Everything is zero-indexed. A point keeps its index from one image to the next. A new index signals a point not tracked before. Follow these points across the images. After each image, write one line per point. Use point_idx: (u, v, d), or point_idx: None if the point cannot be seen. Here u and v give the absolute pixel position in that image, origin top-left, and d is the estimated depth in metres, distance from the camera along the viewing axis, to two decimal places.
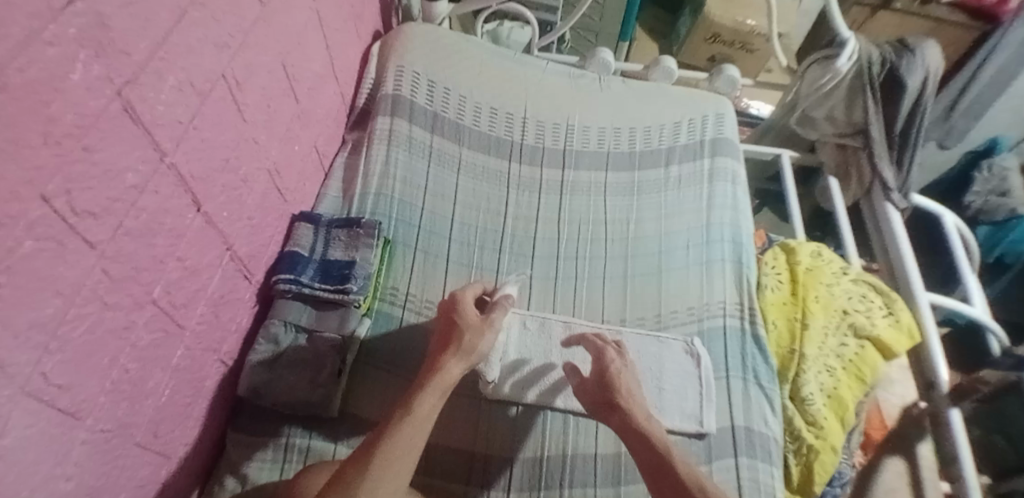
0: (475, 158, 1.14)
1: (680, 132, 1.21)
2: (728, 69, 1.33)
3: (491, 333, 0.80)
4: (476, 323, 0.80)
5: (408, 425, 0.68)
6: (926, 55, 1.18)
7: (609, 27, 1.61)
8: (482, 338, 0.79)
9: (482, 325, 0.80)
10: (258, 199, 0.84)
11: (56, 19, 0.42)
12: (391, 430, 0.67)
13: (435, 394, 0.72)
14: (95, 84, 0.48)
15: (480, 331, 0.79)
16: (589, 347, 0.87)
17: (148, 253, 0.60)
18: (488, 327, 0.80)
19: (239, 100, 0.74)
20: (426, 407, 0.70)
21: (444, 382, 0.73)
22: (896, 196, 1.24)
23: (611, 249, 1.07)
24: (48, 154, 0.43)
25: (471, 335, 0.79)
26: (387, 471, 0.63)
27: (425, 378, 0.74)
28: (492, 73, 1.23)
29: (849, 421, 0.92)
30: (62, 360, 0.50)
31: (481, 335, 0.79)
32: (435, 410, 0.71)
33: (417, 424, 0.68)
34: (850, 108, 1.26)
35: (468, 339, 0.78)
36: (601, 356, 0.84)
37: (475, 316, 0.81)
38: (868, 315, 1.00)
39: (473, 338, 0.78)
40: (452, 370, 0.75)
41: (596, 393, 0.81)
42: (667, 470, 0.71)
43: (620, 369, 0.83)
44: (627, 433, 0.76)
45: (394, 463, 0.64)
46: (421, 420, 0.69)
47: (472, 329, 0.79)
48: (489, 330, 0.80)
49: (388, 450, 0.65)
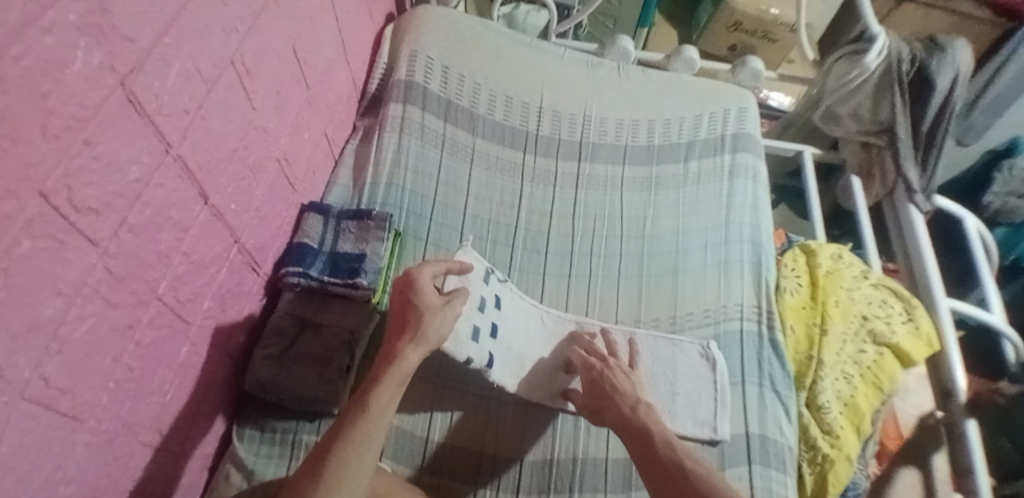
0: (489, 149, 1.11)
1: (700, 126, 1.17)
2: (751, 61, 1.28)
3: (451, 316, 0.74)
4: (437, 305, 0.73)
5: (368, 420, 0.62)
6: (958, 52, 1.14)
7: (628, 13, 1.57)
8: (442, 321, 0.72)
9: (443, 308, 0.73)
10: (267, 189, 0.82)
11: (54, 4, 0.39)
12: (347, 428, 0.61)
13: (392, 384, 0.65)
14: (97, 73, 0.45)
15: (441, 313, 0.73)
16: (576, 361, 0.86)
17: (153, 248, 0.57)
18: (448, 310, 0.73)
19: (248, 87, 0.71)
20: (379, 405, 0.63)
21: (399, 372, 0.66)
22: (920, 198, 1.20)
23: (626, 246, 1.05)
24: (48, 149, 0.41)
25: (431, 317, 0.71)
26: (341, 478, 0.58)
27: (380, 369, 0.67)
28: (507, 59, 1.18)
29: (865, 430, 0.89)
30: (64, 361, 0.48)
31: (441, 317, 0.72)
32: (393, 407, 0.64)
33: (371, 422, 0.62)
34: (876, 106, 1.22)
35: (427, 323, 0.71)
36: (588, 367, 0.83)
37: (435, 297, 0.74)
38: (887, 321, 0.97)
39: (432, 320, 0.71)
40: (409, 358, 0.68)
41: (589, 399, 0.80)
42: (660, 463, 0.68)
43: (602, 372, 0.81)
44: (619, 428, 0.74)
45: (350, 463, 0.59)
46: (374, 417, 0.62)
47: (431, 311, 0.72)
48: (448, 311, 0.73)
49: (344, 452, 0.59)
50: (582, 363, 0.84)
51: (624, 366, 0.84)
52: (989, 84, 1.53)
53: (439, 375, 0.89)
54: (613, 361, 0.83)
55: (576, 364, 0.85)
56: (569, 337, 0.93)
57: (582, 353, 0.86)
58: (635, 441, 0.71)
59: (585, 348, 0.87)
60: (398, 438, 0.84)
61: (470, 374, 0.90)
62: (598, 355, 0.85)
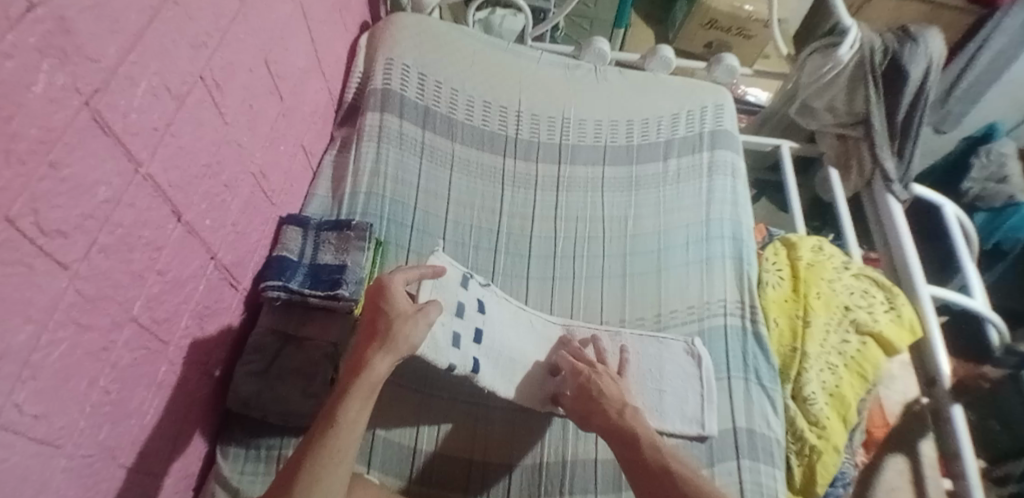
0: (468, 154, 1.11)
1: (678, 124, 1.18)
2: (726, 58, 1.29)
3: (423, 324, 0.71)
4: (408, 312, 0.71)
5: (340, 432, 0.61)
6: (930, 42, 1.15)
7: (603, 14, 1.58)
8: (413, 328, 0.70)
9: (414, 315, 0.71)
10: (242, 204, 0.81)
11: (16, 28, 0.38)
12: (318, 442, 0.60)
13: (359, 397, 0.64)
14: (60, 95, 0.44)
15: (412, 320, 0.71)
16: (563, 367, 0.86)
17: (126, 269, 0.56)
18: (420, 317, 0.71)
19: (219, 102, 0.70)
20: (349, 418, 0.62)
21: (368, 382, 0.65)
22: (897, 188, 1.21)
23: (609, 247, 1.05)
24: (12, 174, 0.40)
25: (401, 324, 0.70)
26: (311, 492, 0.58)
27: (349, 380, 0.66)
28: (484, 65, 1.19)
29: (851, 420, 0.90)
30: (37, 388, 0.47)
31: (412, 325, 0.70)
32: (363, 418, 0.63)
33: (341, 437, 0.61)
34: (851, 98, 1.23)
35: (398, 330, 0.69)
36: (576, 372, 0.83)
37: (407, 305, 0.73)
38: (869, 311, 0.98)
39: (402, 327, 0.70)
40: (377, 367, 0.66)
41: (575, 403, 0.80)
42: (643, 464, 0.68)
43: (591, 376, 0.81)
44: (606, 434, 0.74)
45: (321, 476, 0.59)
46: (347, 428, 0.62)
47: (402, 318, 0.71)
48: (420, 319, 0.71)
49: (317, 468, 0.59)
50: (570, 367, 0.84)
51: (613, 373, 0.84)
52: (971, 64, 1.54)
53: (426, 383, 0.89)
54: (601, 368, 0.83)
55: (564, 369, 0.85)
56: (562, 340, 0.92)
57: (571, 358, 0.86)
58: (622, 445, 0.72)
59: (573, 353, 0.87)
60: (385, 448, 0.83)
61: (456, 381, 0.90)
62: (586, 360, 0.85)
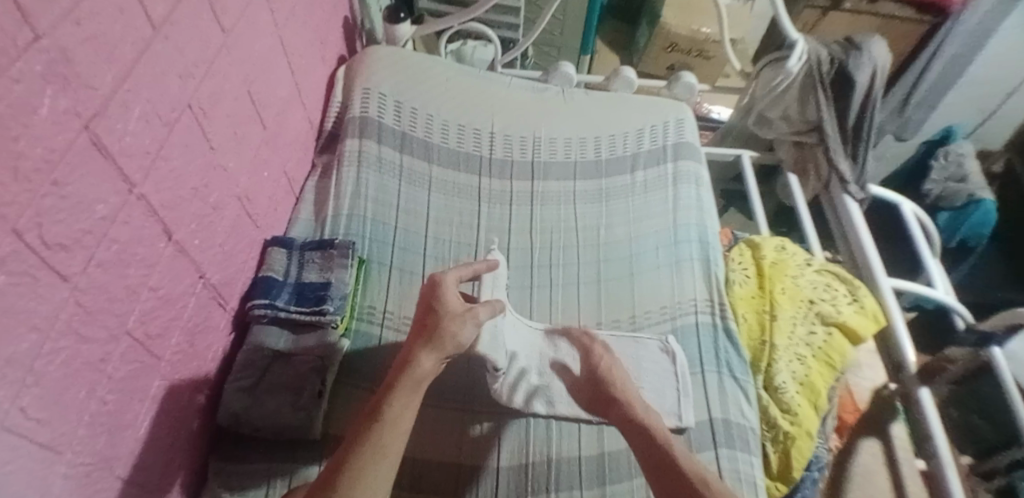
0: (445, 175, 1.16)
1: (643, 138, 1.25)
2: (685, 76, 1.38)
3: (472, 322, 0.74)
4: (459, 312, 0.75)
5: (388, 434, 0.63)
6: (873, 50, 1.22)
7: (570, 41, 1.67)
8: (461, 327, 0.74)
9: (462, 314, 0.74)
10: (229, 225, 0.85)
11: (22, 57, 0.43)
12: (364, 434, 0.63)
13: (405, 392, 0.67)
14: (61, 118, 0.48)
15: (460, 320, 0.74)
16: (575, 344, 0.89)
17: (122, 284, 0.60)
18: (468, 317, 0.75)
19: (206, 129, 0.75)
20: (395, 410, 0.66)
21: (414, 377, 0.69)
22: (853, 189, 1.29)
23: (583, 255, 1.10)
24: (19, 190, 0.44)
25: (449, 322, 0.73)
26: (355, 482, 0.59)
27: (395, 375, 0.69)
28: (458, 90, 1.25)
29: (822, 406, 0.94)
30: (40, 393, 0.50)
31: (460, 324, 0.74)
32: (409, 413, 0.66)
33: (393, 432, 0.64)
34: (803, 106, 1.31)
35: (445, 327, 0.73)
36: (589, 353, 0.85)
37: (456, 304, 0.76)
38: (833, 304, 1.03)
39: (450, 326, 0.73)
40: (423, 363, 0.70)
41: (596, 392, 0.80)
42: (668, 463, 0.66)
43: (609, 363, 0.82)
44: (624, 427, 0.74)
45: (369, 465, 0.60)
46: (397, 430, 0.64)
47: (451, 316, 0.74)
48: (468, 318, 0.74)
49: (367, 457, 0.61)
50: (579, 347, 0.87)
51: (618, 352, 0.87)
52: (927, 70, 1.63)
53: None
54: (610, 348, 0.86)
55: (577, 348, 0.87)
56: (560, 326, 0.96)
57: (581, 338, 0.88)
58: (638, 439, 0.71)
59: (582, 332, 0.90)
60: None
61: (443, 386, 0.93)
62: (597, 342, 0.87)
